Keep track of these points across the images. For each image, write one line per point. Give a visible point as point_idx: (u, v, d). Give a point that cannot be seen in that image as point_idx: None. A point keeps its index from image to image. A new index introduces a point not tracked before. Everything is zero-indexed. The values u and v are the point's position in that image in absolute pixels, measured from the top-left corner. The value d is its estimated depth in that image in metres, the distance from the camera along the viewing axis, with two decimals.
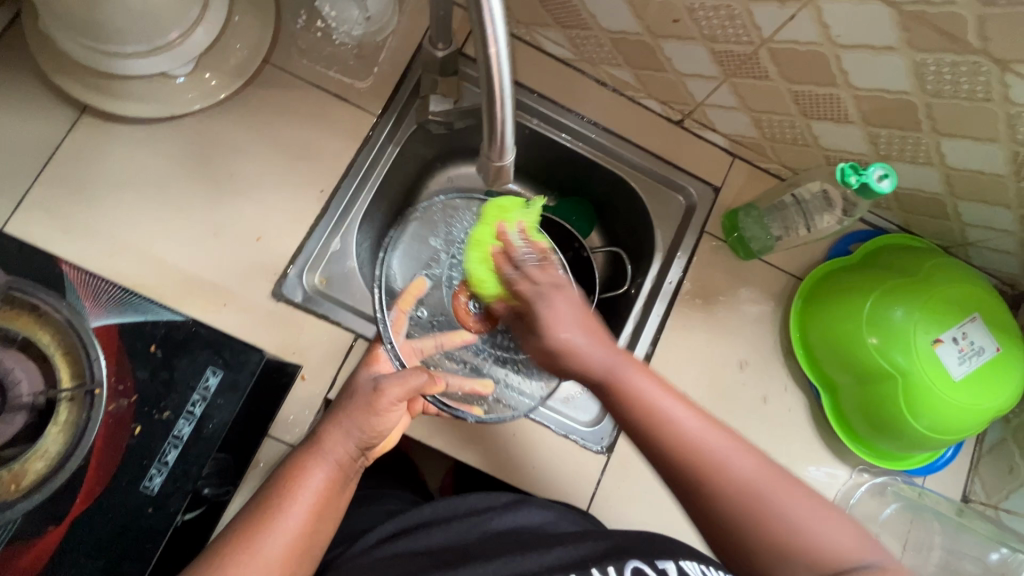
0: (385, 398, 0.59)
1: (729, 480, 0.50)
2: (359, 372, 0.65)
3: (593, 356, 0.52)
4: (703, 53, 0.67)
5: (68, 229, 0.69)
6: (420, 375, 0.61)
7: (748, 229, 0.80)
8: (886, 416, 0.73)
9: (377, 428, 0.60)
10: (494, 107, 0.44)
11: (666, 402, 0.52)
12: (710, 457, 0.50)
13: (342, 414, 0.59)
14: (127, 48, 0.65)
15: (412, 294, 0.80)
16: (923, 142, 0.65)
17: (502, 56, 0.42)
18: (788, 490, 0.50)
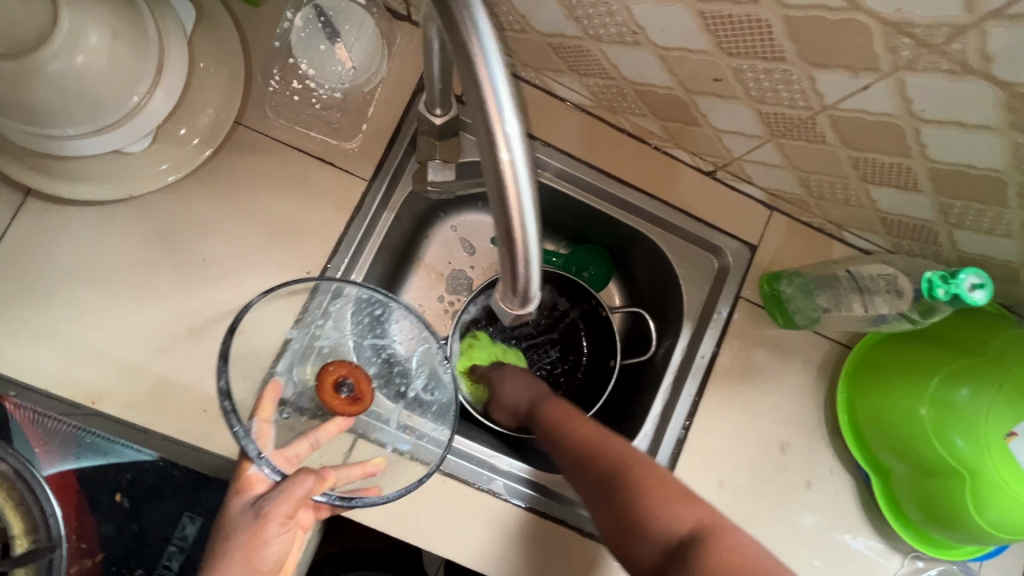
0: (270, 524, 0.56)
1: (630, 476, 0.56)
2: (233, 499, 0.59)
3: (526, 391, 0.73)
4: (747, 113, 0.57)
5: (20, 334, 0.61)
6: (307, 480, 0.57)
7: (792, 298, 0.70)
8: (945, 508, 0.65)
9: (264, 560, 0.58)
10: (509, 242, 0.34)
11: (577, 421, 0.64)
12: (613, 458, 0.58)
13: (219, 558, 0.56)
14: (81, 126, 0.55)
15: (271, 396, 0.62)
16: (1006, 216, 0.55)
17: (521, 182, 0.32)
18: (656, 480, 0.55)
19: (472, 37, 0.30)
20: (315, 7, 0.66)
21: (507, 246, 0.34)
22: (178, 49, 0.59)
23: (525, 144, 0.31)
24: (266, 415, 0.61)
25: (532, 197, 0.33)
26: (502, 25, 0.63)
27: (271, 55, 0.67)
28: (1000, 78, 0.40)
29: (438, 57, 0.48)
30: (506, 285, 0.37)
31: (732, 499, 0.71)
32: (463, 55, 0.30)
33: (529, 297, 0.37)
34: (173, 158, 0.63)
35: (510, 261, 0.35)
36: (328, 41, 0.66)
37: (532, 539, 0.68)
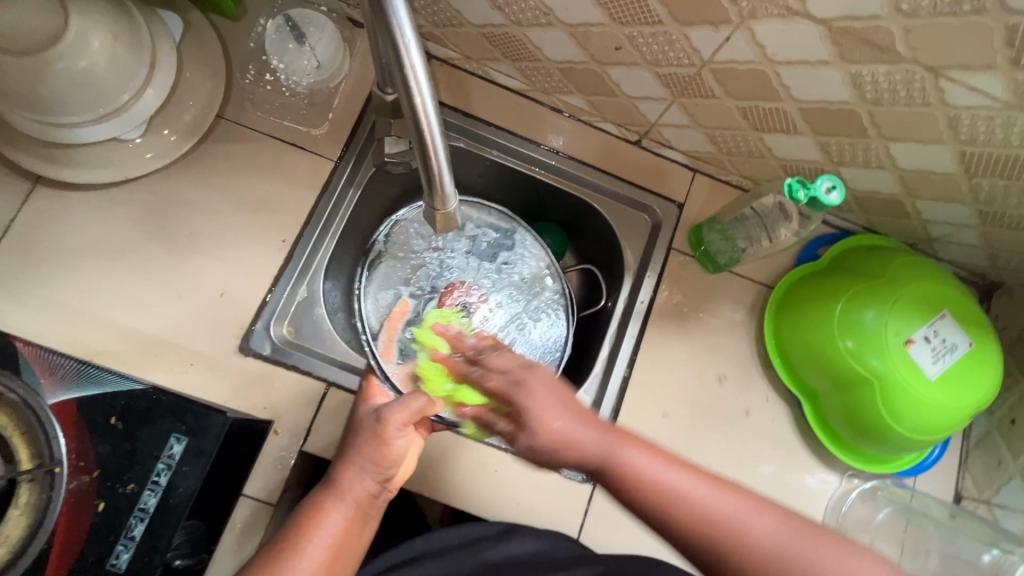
0: (388, 428, 0.61)
1: (745, 546, 0.46)
2: (362, 406, 0.66)
3: (555, 436, 0.49)
4: (649, 76, 0.68)
5: (25, 302, 0.68)
6: (419, 399, 0.62)
7: (713, 243, 0.79)
8: (868, 421, 0.72)
9: (386, 458, 0.61)
10: (426, 155, 0.45)
11: (653, 467, 0.49)
12: (716, 522, 0.46)
13: (352, 452, 0.62)
14: (75, 117, 0.65)
15: (398, 316, 0.85)
16: (872, 147, 0.65)
17: (428, 106, 0.42)
18: (810, 543, 0.45)
19: None
20: (284, 16, 0.77)
21: (428, 155, 0.45)
22: (167, 53, 0.70)
23: (426, 73, 0.41)
24: (394, 328, 0.84)
25: (437, 123, 0.43)
26: (441, 22, 0.74)
27: (247, 61, 0.78)
28: (816, 16, 0.51)
29: (377, 50, 0.57)
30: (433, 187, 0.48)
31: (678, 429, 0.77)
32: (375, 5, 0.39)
33: (447, 198, 0.49)
34: (163, 144, 0.73)
35: (430, 166, 0.46)
36: (296, 41, 0.76)
37: (492, 471, 0.73)
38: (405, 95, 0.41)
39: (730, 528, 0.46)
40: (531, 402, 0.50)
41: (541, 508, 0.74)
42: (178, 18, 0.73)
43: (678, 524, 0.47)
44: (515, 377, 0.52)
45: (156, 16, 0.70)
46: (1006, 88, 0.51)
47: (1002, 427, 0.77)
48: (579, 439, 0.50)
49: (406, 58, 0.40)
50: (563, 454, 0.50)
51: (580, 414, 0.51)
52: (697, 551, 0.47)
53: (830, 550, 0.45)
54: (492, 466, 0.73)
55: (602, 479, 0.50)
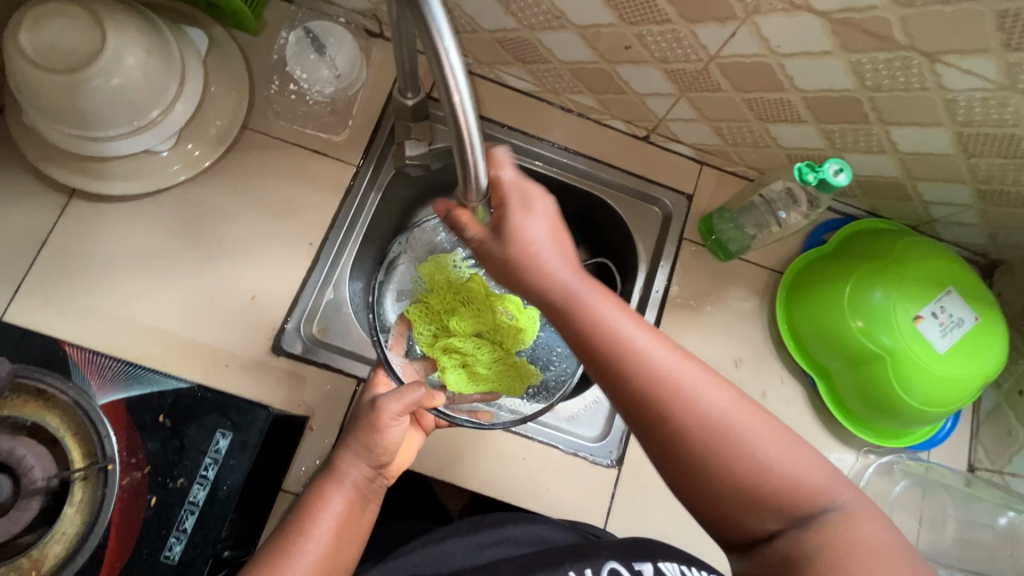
0: (383, 415, 0.62)
1: (693, 407, 0.46)
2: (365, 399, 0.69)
3: (532, 247, 0.51)
4: (657, 73, 0.71)
5: (65, 310, 0.71)
6: (416, 389, 0.64)
7: (724, 231, 0.82)
8: (881, 396, 0.75)
9: (381, 446, 0.62)
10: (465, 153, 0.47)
11: (624, 324, 0.49)
12: (669, 381, 0.47)
13: (351, 437, 0.63)
14: (111, 131, 0.68)
15: None
16: (874, 132, 0.68)
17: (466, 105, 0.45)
18: (752, 421, 0.46)
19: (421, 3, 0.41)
20: (303, 28, 0.80)
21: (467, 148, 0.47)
22: (195, 68, 0.73)
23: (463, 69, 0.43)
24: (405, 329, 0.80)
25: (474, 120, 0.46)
26: (456, 29, 0.77)
27: (269, 73, 0.81)
28: (818, 9, 0.54)
29: (405, 52, 0.61)
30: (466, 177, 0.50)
31: None
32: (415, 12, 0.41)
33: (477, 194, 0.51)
34: (193, 155, 0.76)
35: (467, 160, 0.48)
36: (316, 52, 0.79)
37: (521, 459, 0.77)
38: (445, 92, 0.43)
39: (676, 390, 0.46)
40: (518, 213, 0.52)
41: (570, 493, 0.77)
42: (204, 35, 0.77)
43: (635, 382, 0.47)
44: (522, 196, 0.53)
45: (183, 33, 0.74)
46: (998, 69, 0.54)
47: (1010, 399, 0.80)
48: (553, 268, 0.50)
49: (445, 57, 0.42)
50: (536, 276, 0.51)
51: (556, 239, 0.52)
52: (646, 403, 0.47)
53: (763, 429, 0.46)
54: (521, 454, 0.77)
55: (559, 319, 0.51)
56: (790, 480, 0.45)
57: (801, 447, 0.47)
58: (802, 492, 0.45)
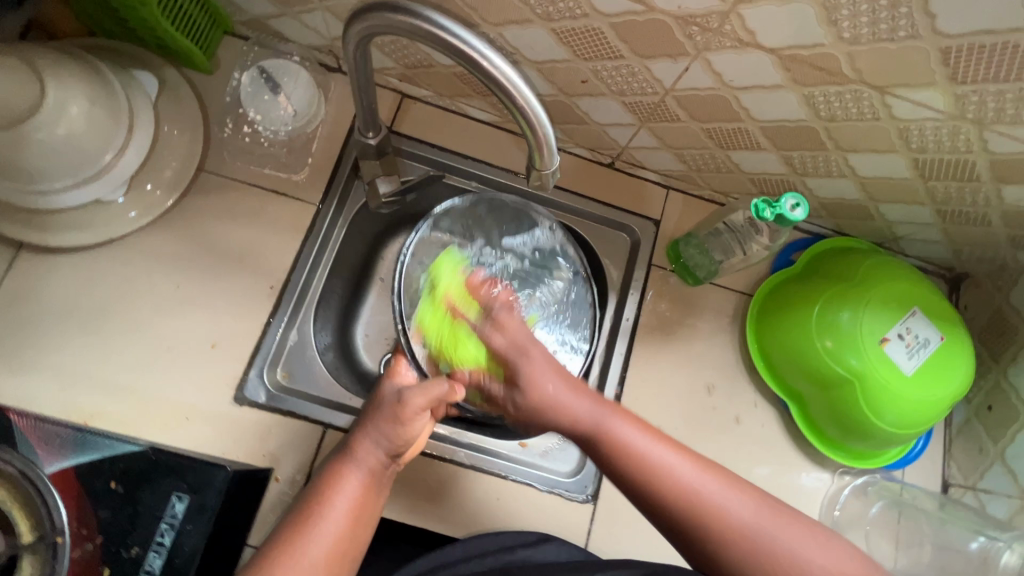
0: (407, 407, 0.57)
1: (731, 525, 0.50)
2: (385, 385, 0.64)
3: (551, 400, 0.57)
4: (617, 105, 0.70)
5: (14, 369, 0.68)
6: (443, 386, 0.59)
7: (692, 257, 0.81)
8: (854, 419, 0.74)
9: (404, 437, 0.58)
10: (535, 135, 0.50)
11: (653, 453, 0.53)
12: (695, 495, 0.51)
13: (371, 424, 0.59)
14: (55, 184, 0.66)
15: None
16: (832, 158, 0.68)
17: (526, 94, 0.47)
18: (781, 520, 0.51)
19: (450, 38, 0.45)
20: (257, 67, 0.78)
21: (537, 141, 0.50)
22: (145, 113, 0.71)
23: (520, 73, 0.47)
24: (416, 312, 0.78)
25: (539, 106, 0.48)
26: (413, 64, 0.77)
27: (224, 114, 0.79)
28: (767, 46, 0.54)
29: (364, 91, 0.60)
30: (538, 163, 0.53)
31: None
32: (439, 42, 0.46)
33: (549, 158, 0.52)
34: (146, 202, 0.74)
35: (543, 152, 0.51)
36: (270, 92, 0.77)
37: (496, 499, 0.75)
38: (510, 96, 0.47)
39: (714, 508, 0.51)
40: (529, 367, 0.58)
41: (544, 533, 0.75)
42: (154, 78, 0.75)
43: (625, 470, 0.53)
44: (522, 347, 0.59)
45: (132, 77, 0.72)
46: (947, 101, 0.54)
47: (980, 414, 0.80)
48: (573, 406, 0.57)
49: (493, 65, 0.46)
50: (551, 418, 0.57)
51: (563, 379, 0.58)
52: (674, 517, 0.51)
53: (791, 527, 0.51)
54: (495, 493, 0.75)
55: (591, 449, 0.56)
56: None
57: (780, 512, 0.51)
58: (780, 537, 0.50)
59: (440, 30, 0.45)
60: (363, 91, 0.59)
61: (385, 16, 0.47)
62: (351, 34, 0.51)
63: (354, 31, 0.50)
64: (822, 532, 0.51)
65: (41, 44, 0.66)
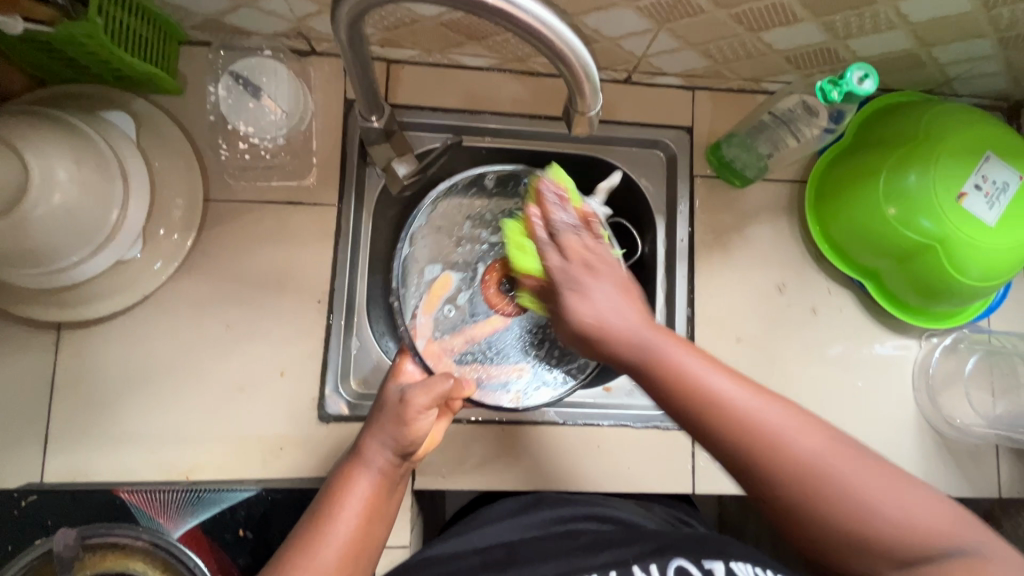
0: (413, 405, 0.54)
1: (789, 457, 0.46)
2: (389, 385, 0.61)
3: (600, 325, 0.49)
4: (631, 13, 0.63)
5: (101, 446, 0.68)
6: (445, 380, 0.56)
7: (737, 157, 0.76)
8: (937, 283, 0.71)
9: (413, 437, 0.55)
10: (577, 77, 0.45)
11: (703, 375, 0.48)
12: (749, 427, 0.46)
13: (375, 425, 0.56)
14: (73, 258, 0.62)
15: (438, 292, 0.80)
16: (881, 11, 0.61)
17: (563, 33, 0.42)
18: (850, 461, 0.46)
19: None
20: (230, 75, 0.70)
21: (580, 83, 0.46)
22: (134, 157, 0.66)
23: (549, 10, 0.41)
24: (429, 309, 0.79)
25: (577, 42, 0.43)
26: (393, 25, 0.69)
27: (212, 135, 0.73)
28: None
29: (365, 71, 0.54)
30: (580, 106, 0.48)
31: (753, 349, 0.78)
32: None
33: (594, 98, 0.47)
34: (167, 250, 0.70)
35: (585, 93, 0.46)
36: (253, 98, 0.69)
37: (596, 448, 0.75)
38: (543, 40, 0.42)
39: (771, 441, 0.46)
40: (573, 297, 0.49)
41: (651, 467, 0.75)
42: (126, 115, 0.69)
43: (670, 395, 0.48)
44: (574, 275, 0.50)
45: (105, 122, 0.66)
46: None
47: None
48: (623, 332, 0.49)
49: (520, 9, 0.40)
50: (605, 348, 0.50)
51: (626, 302, 0.49)
52: (720, 433, 0.47)
53: (871, 474, 0.46)
54: (594, 442, 0.75)
55: (641, 377, 0.49)
56: (903, 523, 0.45)
57: (859, 456, 0.46)
58: (847, 473, 0.46)
59: None
60: (365, 71, 0.53)
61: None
62: (339, 21, 0.45)
63: (343, 16, 0.44)
64: (908, 483, 0.46)
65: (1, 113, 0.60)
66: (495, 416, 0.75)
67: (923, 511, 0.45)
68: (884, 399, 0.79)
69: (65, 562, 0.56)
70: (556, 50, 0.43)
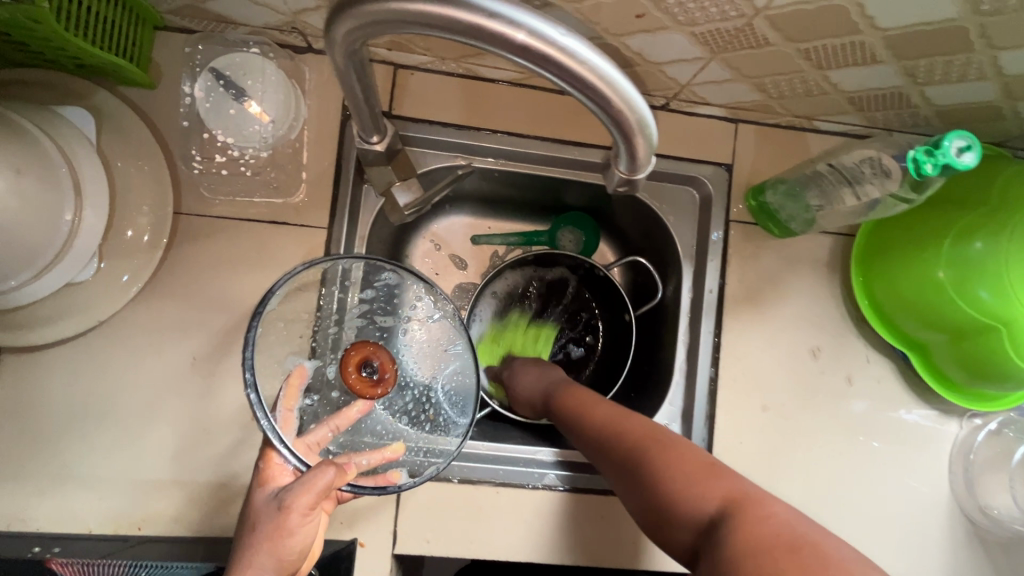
0: (292, 515, 0.49)
1: (643, 454, 0.53)
2: (257, 495, 0.53)
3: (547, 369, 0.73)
4: (682, 39, 0.53)
5: (42, 488, 0.60)
6: (329, 471, 0.50)
7: (784, 208, 0.67)
8: (993, 368, 0.63)
9: (292, 552, 0.50)
10: (634, 139, 0.37)
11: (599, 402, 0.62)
12: (608, 429, 0.57)
13: (243, 551, 0.49)
14: (11, 281, 0.53)
15: (298, 382, 0.59)
16: (975, 60, 0.52)
17: (626, 88, 0.34)
18: (697, 467, 0.49)
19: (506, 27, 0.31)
20: (212, 71, 0.60)
21: (635, 143, 0.38)
22: (90, 162, 0.57)
23: (613, 63, 0.33)
24: (292, 400, 0.57)
25: (639, 97, 0.35)
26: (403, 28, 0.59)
27: (187, 138, 0.63)
28: None
29: (364, 93, 0.45)
30: (628, 167, 0.41)
31: (779, 418, 0.71)
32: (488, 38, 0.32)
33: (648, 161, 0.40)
34: (128, 266, 0.61)
35: (641, 157, 0.39)
36: (237, 101, 0.60)
37: (601, 518, 0.68)
38: (600, 96, 0.34)
39: (630, 437, 0.55)
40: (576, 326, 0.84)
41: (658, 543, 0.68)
42: (84, 109, 0.59)
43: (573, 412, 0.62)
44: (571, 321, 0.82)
45: (59, 118, 0.57)
46: None
47: None
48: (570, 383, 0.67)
49: (578, 58, 0.32)
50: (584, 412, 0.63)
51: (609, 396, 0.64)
52: (593, 437, 0.58)
53: (719, 482, 0.48)
54: (600, 513, 0.68)
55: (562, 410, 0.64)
56: (752, 526, 0.42)
57: (710, 464, 0.50)
58: (692, 477, 0.49)
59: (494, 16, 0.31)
60: (362, 93, 0.44)
61: (398, 7, 0.31)
62: (333, 42, 0.36)
63: (339, 40, 0.35)
64: (775, 503, 0.45)
65: None
66: (491, 477, 0.67)
67: (780, 521, 0.42)
68: (916, 482, 0.72)
69: None
70: (614, 109, 0.35)
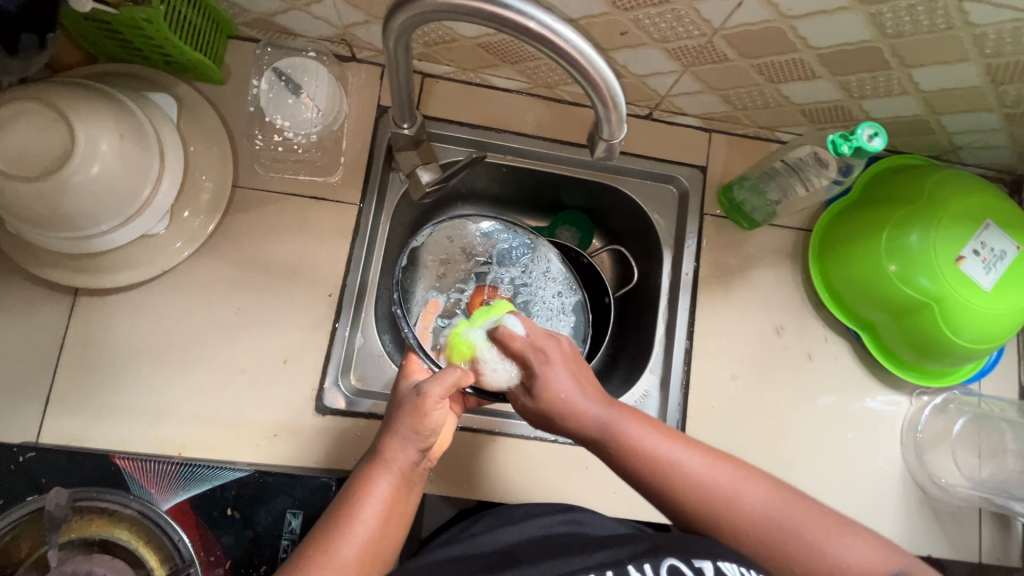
0: (431, 402, 0.57)
1: (734, 506, 0.56)
2: (401, 384, 0.63)
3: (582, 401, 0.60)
4: (658, 54, 0.66)
5: (101, 412, 0.69)
6: (456, 370, 0.60)
7: (746, 200, 0.79)
8: (931, 342, 0.73)
9: (432, 431, 0.58)
10: (607, 106, 0.48)
11: (662, 446, 0.59)
12: (691, 485, 0.57)
13: (393, 426, 0.58)
14: (102, 227, 0.64)
15: (432, 309, 0.81)
16: (895, 76, 0.65)
17: (598, 62, 0.45)
18: (794, 511, 0.56)
19: (510, 14, 0.43)
20: (274, 71, 0.74)
21: (608, 111, 0.49)
22: (172, 137, 0.69)
23: (589, 43, 0.45)
24: (427, 319, 0.79)
25: (609, 72, 0.46)
26: (433, 41, 0.73)
27: (249, 125, 0.76)
28: None
29: (399, 78, 0.57)
30: (605, 132, 0.51)
31: (746, 387, 0.79)
32: (496, 21, 0.44)
33: (620, 125, 0.50)
34: (190, 227, 0.73)
35: (612, 121, 0.49)
36: (293, 94, 0.73)
37: (584, 468, 0.77)
38: (584, 71, 0.45)
39: (721, 497, 0.56)
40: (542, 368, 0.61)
41: (635, 494, 0.77)
42: (169, 96, 0.72)
43: (638, 468, 0.58)
44: (538, 347, 0.62)
45: (150, 101, 0.69)
46: None
47: None
48: (583, 406, 0.60)
49: (561, 37, 0.43)
50: (569, 420, 0.60)
51: (583, 384, 0.61)
52: (675, 498, 0.57)
53: (807, 514, 0.56)
54: (583, 463, 0.77)
55: (615, 457, 0.59)
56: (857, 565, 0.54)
57: (799, 502, 0.57)
58: (799, 523, 0.56)
59: (501, 7, 0.43)
60: (402, 79, 0.57)
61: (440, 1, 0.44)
62: (390, 31, 0.49)
63: (394, 27, 0.48)
64: (845, 526, 0.56)
65: (47, 83, 0.63)
66: (490, 426, 0.78)
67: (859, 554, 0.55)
68: (871, 451, 0.79)
69: (54, 521, 0.62)
70: (591, 79, 0.46)
